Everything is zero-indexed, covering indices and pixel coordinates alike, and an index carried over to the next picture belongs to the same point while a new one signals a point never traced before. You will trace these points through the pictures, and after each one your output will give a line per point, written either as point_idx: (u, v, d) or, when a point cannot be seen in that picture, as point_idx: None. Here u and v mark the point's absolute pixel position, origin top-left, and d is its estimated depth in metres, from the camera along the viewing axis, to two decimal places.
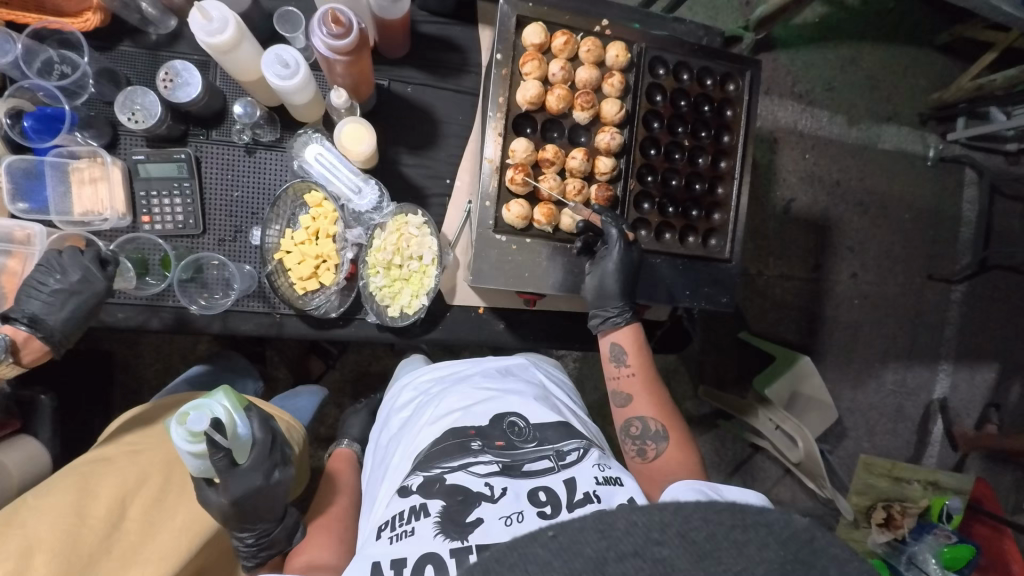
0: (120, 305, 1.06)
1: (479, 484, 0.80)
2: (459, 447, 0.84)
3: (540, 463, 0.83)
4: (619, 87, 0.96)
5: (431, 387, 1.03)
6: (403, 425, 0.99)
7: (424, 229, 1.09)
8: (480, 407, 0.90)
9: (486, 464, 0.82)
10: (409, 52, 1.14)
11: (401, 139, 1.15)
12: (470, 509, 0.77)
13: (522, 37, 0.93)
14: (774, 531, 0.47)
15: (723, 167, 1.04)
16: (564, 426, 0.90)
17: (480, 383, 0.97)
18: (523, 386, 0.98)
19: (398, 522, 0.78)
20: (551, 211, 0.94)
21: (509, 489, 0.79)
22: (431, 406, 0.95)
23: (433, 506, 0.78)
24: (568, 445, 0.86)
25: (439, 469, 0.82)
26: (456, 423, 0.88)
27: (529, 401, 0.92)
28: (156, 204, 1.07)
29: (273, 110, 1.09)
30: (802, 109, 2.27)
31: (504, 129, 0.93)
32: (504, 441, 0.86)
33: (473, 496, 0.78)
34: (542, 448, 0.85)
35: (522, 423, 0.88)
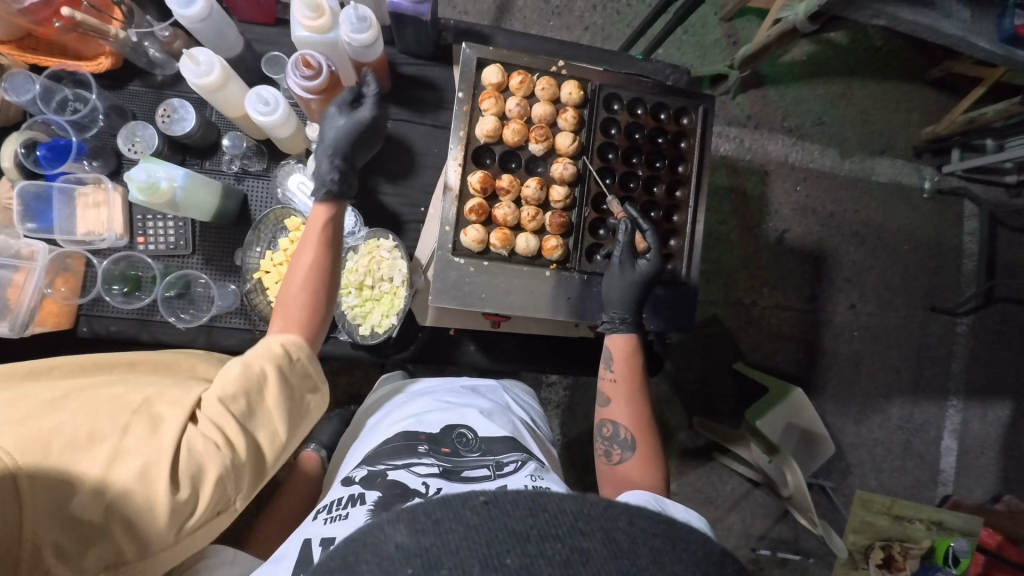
0: (115, 319, 1.15)
1: (416, 482, 0.83)
2: (406, 448, 0.90)
3: (479, 470, 0.87)
4: (573, 121, 1.03)
5: (398, 400, 1.08)
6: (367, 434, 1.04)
7: (395, 253, 1.16)
8: (435, 415, 0.96)
9: (427, 465, 0.86)
10: (390, 91, 1.23)
11: (380, 170, 1.23)
12: (404, 502, 0.80)
13: (482, 77, 1.01)
14: (690, 551, 0.44)
15: (678, 195, 1.10)
16: (509, 441, 0.94)
17: (442, 397, 1.03)
18: (480, 399, 1.04)
19: (335, 506, 0.83)
20: (506, 236, 0.99)
21: (444, 490, 0.82)
22: (395, 414, 1.01)
23: (370, 496, 0.82)
24: (509, 457, 0.90)
25: (383, 466, 0.87)
26: (409, 428, 0.94)
27: (479, 415, 0.97)
28: (152, 226, 1.17)
29: (261, 143, 1.19)
30: (793, 143, 2.32)
31: (463, 160, 1.00)
32: (450, 448, 0.91)
33: (408, 492, 0.82)
34: (483, 458, 0.89)
35: (470, 434, 0.93)
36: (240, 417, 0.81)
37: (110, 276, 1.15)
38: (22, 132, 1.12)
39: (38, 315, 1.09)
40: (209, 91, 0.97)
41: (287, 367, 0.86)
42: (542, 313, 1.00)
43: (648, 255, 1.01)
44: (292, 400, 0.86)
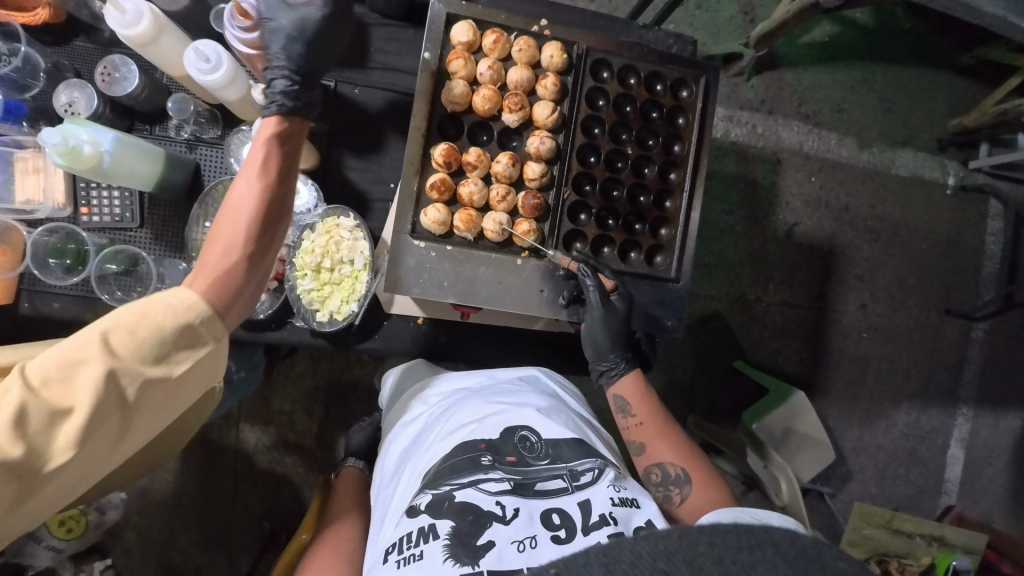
0: (57, 297, 1.08)
1: (490, 502, 0.84)
2: (469, 463, 0.89)
3: (553, 482, 0.88)
4: (553, 90, 0.91)
5: (439, 399, 1.08)
6: (410, 441, 1.04)
7: (356, 233, 1.06)
8: (494, 420, 0.95)
9: (497, 481, 0.87)
10: (359, 54, 1.12)
11: (345, 142, 1.12)
12: (481, 530, 0.81)
13: (451, 36, 0.89)
14: (783, 550, 0.46)
15: (672, 178, 0.98)
16: (578, 444, 0.94)
17: (492, 397, 1.01)
18: (529, 394, 1.04)
19: (407, 544, 0.83)
20: (471, 218, 0.89)
21: (521, 511, 0.84)
22: (443, 421, 0.99)
23: (442, 527, 0.82)
24: (582, 465, 0.91)
25: (449, 487, 0.87)
26: (469, 436, 0.92)
27: (540, 415, 0.97)
28: (95, 196, 1.08)
29: (215, 107, 1.07)
30: (809, 130, 2.17)
31: (427, 130, 0.88)
32: (515, 456, 0.90)
33: (484, 515, 0.83)
34: (555, 467, 0.90)
35: (534, 437, 0.93)
36: (34, 410, 0.60)
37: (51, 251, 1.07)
38: None
39: None
40: (142, 46, 0.86)
41: (118, 350, 0.63)
42: (510, 308, 0.89)
43: (615, 293, 0.93)
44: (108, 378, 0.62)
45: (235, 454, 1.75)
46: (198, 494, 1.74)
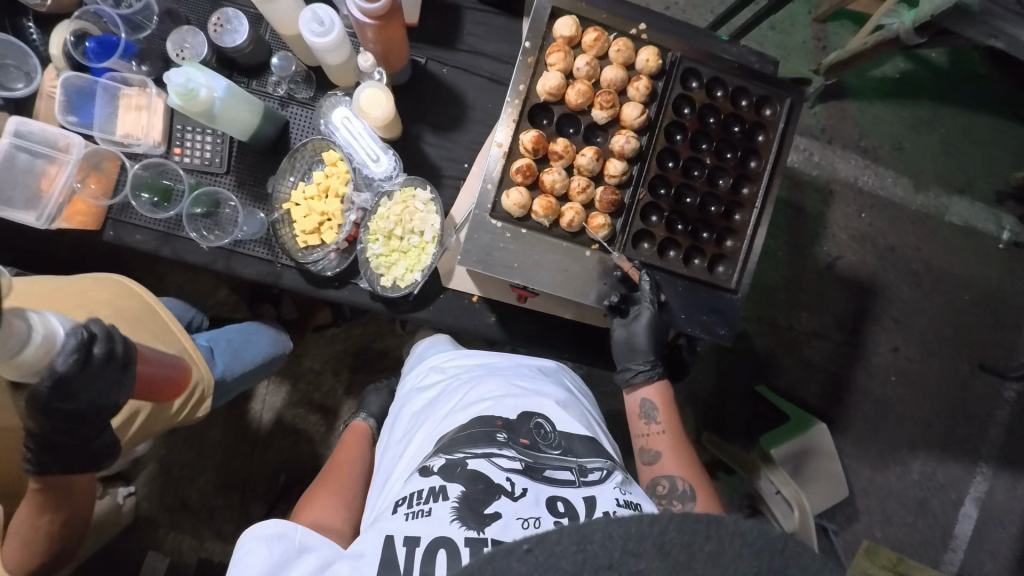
0: (139, 229, 1.13)
1: (500, 476, 0.83)
2: (485, 436, 0.89)
3: (562, 472, 0.86)
4: (643, 92, 0.94)
5: (459, 373, 1.10)
6: (423, 406, 1.07)
7: (430, 206, 1.10)
8: (513, 402, 0.96)
9: (509, 458, 0.86)
10: (451, 35, 1.16)
11: (427, 118, 1.16)
12: (489, 501, 0.79)
13: (553, 29, 0.93)
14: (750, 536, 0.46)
15: (744, 193, 1.00)
16: (589, 441, 0.94)
17: (509, 381, 1.02)
18: (546, 385, 1.05)
19: (417, 500, 0.81)
20: (550, 205, 0.91)
21: (529, 491, 0.82)
22: (460, 394, 1.01)
23: (452, 490, 0.81)
24: (592, 462, 0.89)
25: (462, 454, 0.86)
26: (485, 412, 0.93)
27: (555, 407, 0.98)
28: (189, 139, 1.13)
29: (311, 69, 1.13)
30: (866, 165, 2.15)
31: (518, 116, 0.92)
32: (529, 440, 0.90)
33: (493, 488, 0.81)
34: (565, 459, 0.89)
35: (548, 427, 0.93)
36: None
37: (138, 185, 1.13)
38: (73, 21, 1.08)
39: (67, 210, 1.08)
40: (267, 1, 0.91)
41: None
42: (572, 296, 0.93)
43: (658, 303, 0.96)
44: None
45: (265, 403, 1.83)
46: (224, 437, 1.82)
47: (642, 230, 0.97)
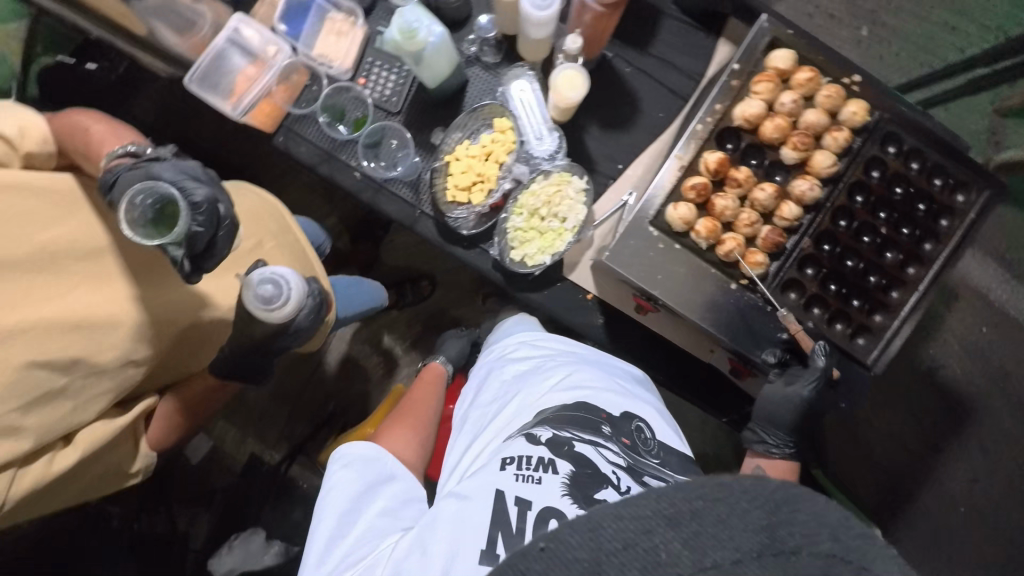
0: (306, 142, 1.19)
1: (607, 468, 0.81)
2: (590, 424, 0.89)
3: (662, 482, 0.85)
4: (841, 144, 0.91)
5: (557, 355, 1.10)
6: (517, 376, 1.07)
7: (580, 195, 1.11)
8: (614, 400, 0.96)
9: (613, 452, 0.85)
10: (645, 37, 1.17)
11: (598, 111, 1.17)
12: (598, 486, 0.78)
13: (768, 58, 0.92)
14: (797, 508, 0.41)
15: (909, 272, 0.95)
16: (684, 461, 0.93)
17: (610, 378, 1.02)
18: (642, 393, 1.04)
19: (526, 465, 0.81)
20: (714, 229, 0.91)
21: (634, 490, 0.80)
22: (561, 375, 1.01)
23: (562, 466, 0.80)
24: (689, 483, 0.88)
25: (569, 435, 0.86)
26: (589, 400, 0.93)
27: (654, 417, 0.97)
28: (375, 73, 1.19)
29: (506, 39, 1.15)
30: (1005, 278, 1.85)
31: (706, 135, 0.92)
32: (631, 440, 0.90)
33: (601, 475, 0.80)
34: (664, 470, 0.87)
35: (647, 433, 0.93)
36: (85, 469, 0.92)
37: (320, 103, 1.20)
38: None
39: (255, 108, 1.16)
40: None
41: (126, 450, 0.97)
42: (702, 322, 0.93)
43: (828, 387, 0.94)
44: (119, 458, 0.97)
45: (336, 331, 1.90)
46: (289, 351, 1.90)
47: (793, 279, 0.94)
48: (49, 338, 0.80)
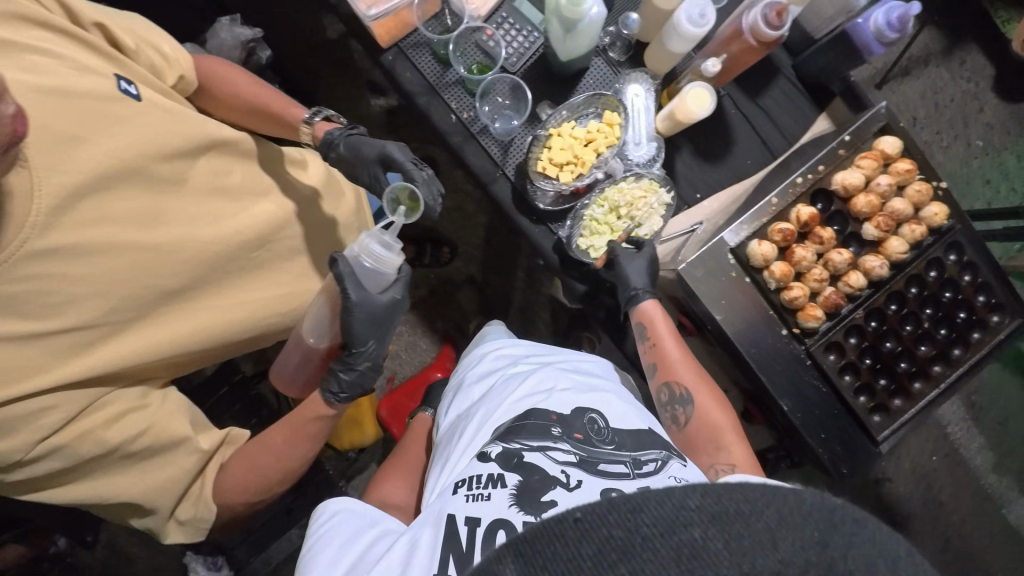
0: (413, 70, 1.20)
1: (556, 468, 0.85)
2: (540, 430, 0.92)
3: (616, 466, 0.87)
4: (917, 236, 0.98)
5: (517, 368, 1.14)
6: (480, 396, 1.12)
7: (660, 208, 1.16)
8: (566, 398, 0.98)
9: (564, 451, 0.88)
10: (759, 88, 1.22)
11: (695, 139, 1.21)
12: (546, 488, 0.81)
13: (877, 141, 1.00)
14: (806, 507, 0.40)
15: (935, 370, 1.02)
16: (642, 435, 0.93)
17: (565, 377, 1.05)
18: (609, 391, 1.05)
19: (475, 484, 0.84)
20: (788, 273, 0.96)
21: (585, 482, 0.83)
22: (515, 386, 1.05)
23: (510, 478, 0.83)
24: (647, 455, 0.89)
25: (519, 445, 0.89)
26: (538, 407, 0.96)
27: (608, 403, 0.99)
28: (503, 28, 1.19)
29: (636, 42, 1.19)
30: (964, 418, 1.99)
31: (804, 189, 0.99)
32: (583, 434, 0.91)
33: (549, 477, 0.83)
34: (620, 454, 0.89)
35: (602, 422, 0.94)
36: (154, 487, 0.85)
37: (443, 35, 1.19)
38: None
39: (383, 19, 1.16)
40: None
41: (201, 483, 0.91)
42: (748, 355, 0.98)
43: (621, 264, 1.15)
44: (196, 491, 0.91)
45: None
46: None
47: (836, 342, 1.00)
48: (129, 244, 0.80)
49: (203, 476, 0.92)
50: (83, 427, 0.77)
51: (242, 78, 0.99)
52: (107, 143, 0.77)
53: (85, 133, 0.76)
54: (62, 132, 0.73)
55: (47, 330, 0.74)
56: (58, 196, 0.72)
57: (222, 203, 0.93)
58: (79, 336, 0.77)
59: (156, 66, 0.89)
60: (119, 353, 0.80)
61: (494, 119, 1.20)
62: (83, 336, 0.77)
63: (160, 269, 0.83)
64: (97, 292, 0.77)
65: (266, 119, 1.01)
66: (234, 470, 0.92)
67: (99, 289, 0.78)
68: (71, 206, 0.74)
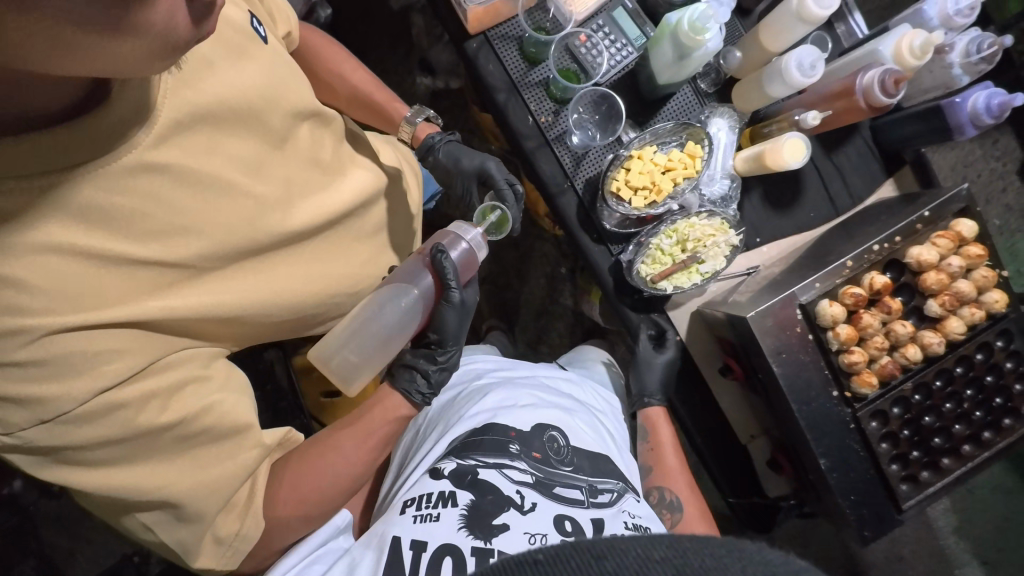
0: (497, 62, 1.16)
1: (511, 489, 0.86)
2: (497, 446, 0.92)
3: (571, 491, 0.88)
4: (975, 320, 1.01)
5: (479, 376, 1.12)
6: (441, 401, 1.10)
7: (725, 249, 1.16)
8: (528, 412, 0.98)
9: (520, 472, 0.89)
10: (835, 145, 1.22)
11: (766, 183, 1.20)
12: (499, 512, 0.82)
13: (955, 222, 1.01)
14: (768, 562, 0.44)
15: (964, 449, 1.06)
16: (598, 461, 0.95)
17: (529, 391, 1.04)
18: (576, 410, 1.05)
19: (424, 503, 0.84)
20: (853, 337, 0.98)
21: (538, 506, 0.84)
22: (475, 395, 1.03)
23: (461, 498, 0.84)
24: (603, 485, 0.91)
25: (473, 462, 0.89)
26: (495, 421, 0.95)
27: (569, 423, 0.99)
28: (598, 37, 1.15)
29: (729, 77, 1.17)
30: None
31: (879, 257, 1.00)
32: (541, 454, 0.92)
33: (502, 500, 0.84)
34: (576, 478, 0.90)
35: (562, 441, 0.94)
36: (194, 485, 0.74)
37: (536, 33, 1.14)
38: None
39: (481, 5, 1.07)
40: (799, 18, 0.99)
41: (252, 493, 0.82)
42: (799, 411, 0.99)
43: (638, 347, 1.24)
44: (245, 504, 0.81)
45: None
46: None
47: (880, 409, 1.02)
48: (195, 192, 0.74)
49: (252, 482, 0.82)
50: (145, 387, 0.70)
51: (349, 64, 1.06)
52: (239, 75, 0.77)
53: (223, 61, 0.75)
54: (202, 55, 0.73)
55: (145, 262, 0.70)
56: (181, 111, 0.70)
57: (293, 167, 0.87)
58: (162, 278, 0.72)
59: (275, 14, 0.91)
60: (180, 311, 0.73)
61: (571, 127, 1.16)
62: (149, 276, 0.71)
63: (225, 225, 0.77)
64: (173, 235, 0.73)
65: (365, 106, 1.09)
66: (294, 477, 0.85)
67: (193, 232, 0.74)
68: (187, 128, 0.72)
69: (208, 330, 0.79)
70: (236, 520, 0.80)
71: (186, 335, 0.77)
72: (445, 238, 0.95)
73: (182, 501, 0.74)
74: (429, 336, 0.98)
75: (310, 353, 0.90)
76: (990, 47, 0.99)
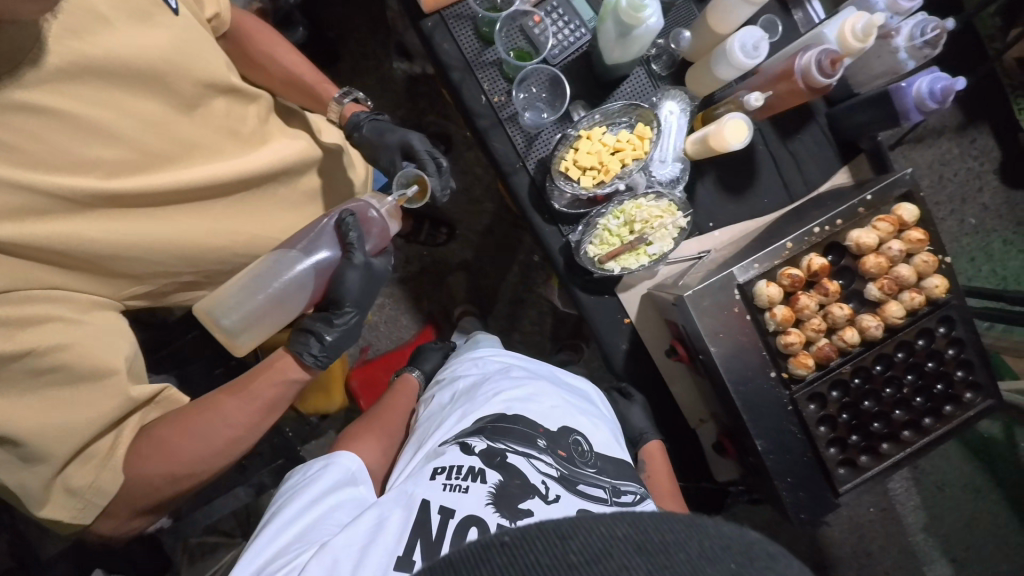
0: (452, 40, 1.15)
1: (537, 478, 0.85)
2: (526, 437, 0.90)
3: (596, 489, 0.88)
4: (915, 305, 1.01)
5: (510, 360, 1.09)
6: (465, 381, 1.07)
7: (673, 231, 1.16)
8: (557, 413, 0.97)
9: (547, 464, 0.88)
10: (789, 131, 1.22)
11: (718, 167, 1.20)
12: (525, 497, 0.82)
13: (898, 206, 1.01)
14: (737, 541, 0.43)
15: (904, 434, 1.06)
16: (621, 464, 0.95)
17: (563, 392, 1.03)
18: (596, 415, 1.04)
19: (454, 475, 0.84)
20: (789, 318, 0.98)
21: (562, 499, 0.84)
22: (504, 383, 1.01)
23: (490, 478, 0.84)
24: (626, 486, 0.91)
25: (504, 447, 0.88)
26: (526, 416, 0.93)
27: (598, 431, 0.99)
28: (551, 18, 1.16)
29: (682, 60, 1.18)
30: None
31: (820, 239, 1.00)
32: (567, 452, 0.91)
33: (529, 487, 0.84)
34: (600, 478, 0.90)
35: (586, 446, 0.94)
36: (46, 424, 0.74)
37: (489, 12, 1.15)
38: None
39: None
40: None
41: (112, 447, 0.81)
42: (733, 391, 0.99)
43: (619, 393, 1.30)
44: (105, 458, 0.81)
45: None
46: None
47: (819, 392, 1.02)
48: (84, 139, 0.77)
49: (117, 435, 0.82)
50: None
51: (282, 46, 1.07)
52: (142, 34, 0.79)
53: (123, 20, 0.78)
54: (99, 11, 0.76)
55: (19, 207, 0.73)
56: (67, 61, 0.73)
57: (203, 128, 0.89)
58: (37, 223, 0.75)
59: None
60: (54, 253, 0.76)
61: (523, 107, 1.16)
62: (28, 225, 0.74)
63: (117, 175, 0.81)
64: (55, 180, 0.75)
65: (299, 88, 1.10)
66: (160, 436, 0.84)
67: (78, 178, 0.77)
68: (74, 78, 0.75)
69: (75, 262, 0.79)
70: (90, 471, 0.80)
71: (46, 265, 0.77)
72: (355, 207, 1.00)
73: (28, 439, 0.73)
74: (327, 301, 0.99)
75: (196, 309, 0.91)
76: (932, 31, 1.00)
